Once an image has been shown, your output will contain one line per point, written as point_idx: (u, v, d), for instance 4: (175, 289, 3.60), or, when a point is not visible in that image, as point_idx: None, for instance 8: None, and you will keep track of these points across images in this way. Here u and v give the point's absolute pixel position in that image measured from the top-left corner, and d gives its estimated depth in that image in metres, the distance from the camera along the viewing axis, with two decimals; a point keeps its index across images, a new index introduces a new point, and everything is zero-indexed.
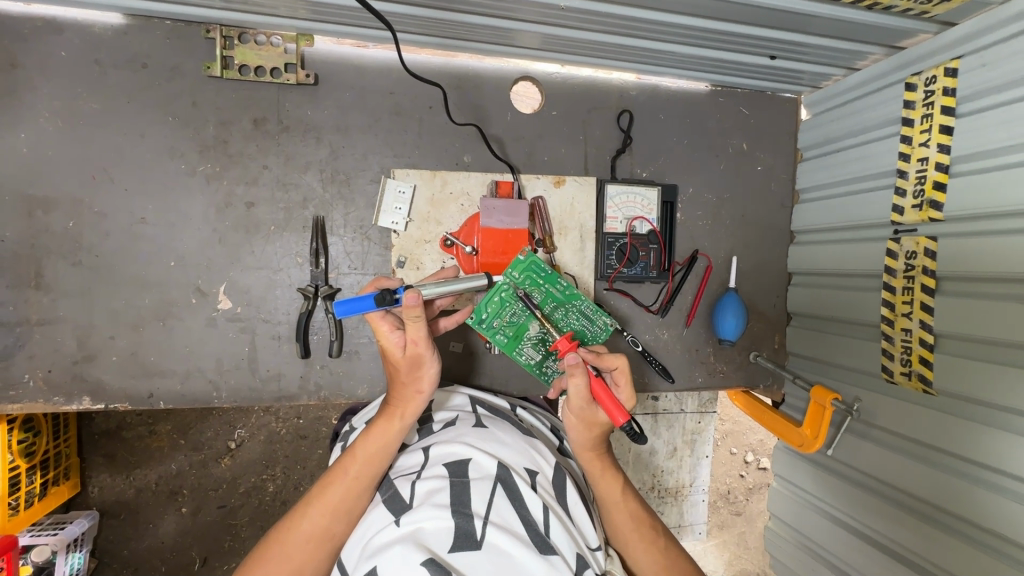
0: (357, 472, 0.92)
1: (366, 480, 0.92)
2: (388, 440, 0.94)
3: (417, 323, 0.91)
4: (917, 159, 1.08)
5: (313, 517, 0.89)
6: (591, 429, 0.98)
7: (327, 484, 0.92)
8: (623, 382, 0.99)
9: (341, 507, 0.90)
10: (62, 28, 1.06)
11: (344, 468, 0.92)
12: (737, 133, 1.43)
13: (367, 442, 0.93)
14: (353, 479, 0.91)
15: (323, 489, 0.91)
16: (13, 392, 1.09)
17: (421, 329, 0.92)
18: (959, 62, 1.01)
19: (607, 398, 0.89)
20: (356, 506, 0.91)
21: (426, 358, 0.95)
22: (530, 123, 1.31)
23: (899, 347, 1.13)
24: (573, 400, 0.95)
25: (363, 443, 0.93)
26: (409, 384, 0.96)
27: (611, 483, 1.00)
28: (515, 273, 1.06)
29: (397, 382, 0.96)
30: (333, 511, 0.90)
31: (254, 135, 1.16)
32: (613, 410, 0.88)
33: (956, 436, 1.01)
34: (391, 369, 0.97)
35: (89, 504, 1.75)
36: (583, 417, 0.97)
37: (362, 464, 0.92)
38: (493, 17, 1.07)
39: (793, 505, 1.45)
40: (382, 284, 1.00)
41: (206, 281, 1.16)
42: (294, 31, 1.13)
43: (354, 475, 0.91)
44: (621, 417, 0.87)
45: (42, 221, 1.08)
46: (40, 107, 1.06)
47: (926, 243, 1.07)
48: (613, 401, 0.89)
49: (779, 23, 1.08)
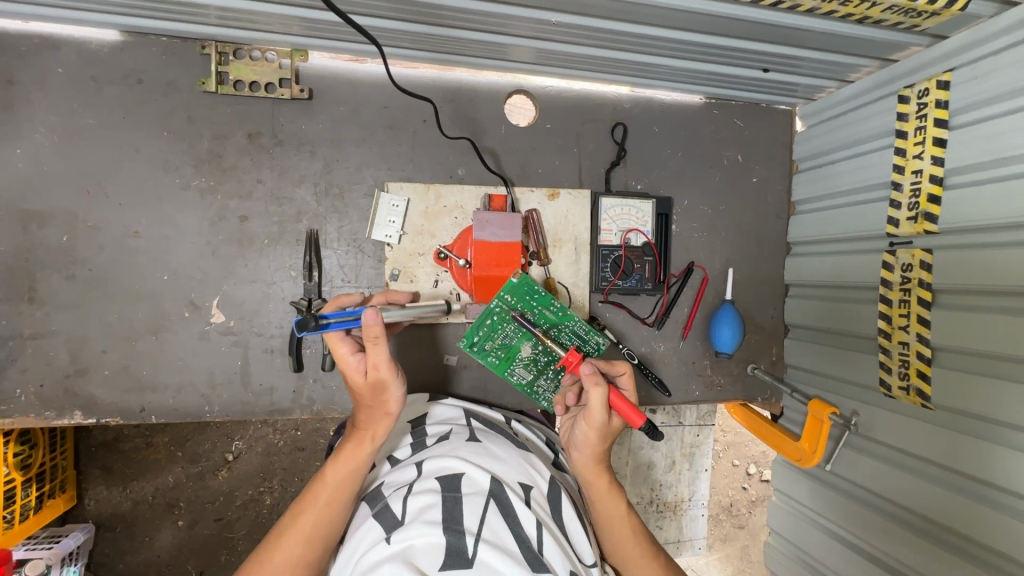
0: (328, 499, 0.91)
1: (338, 505, 0.91)
2: (357, 464, 0.93)
3: (377, 345, 0.91)
4: (912, 171, 1.08)
5: (288, 546, 0.87)
6: (603, 440, 0.96)
7: (299, 513, 0.90)
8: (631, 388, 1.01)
9: (315, 535, 0.88)
10: (59, 45, 1.07)
11: (316, 494, 0.91)
12: (732, 144, 1.43)
13: (338, 468, 0.92)
14: (324, 506, 0.90)
15: (295, 518, 0.90)
16: (5, 406, 1.09)
17: (381, 352, 0.91)
18: (950, 74, 1.01)
19: (622, 402, 0.90)
20: (328, 532, 0.89)
21: (389, 382, 0.93)
22: (524, 136, 1.31)
23: (896, 360, 1.12)
24: (591, 415, 0.92)
25: (334, 469, 0.92)
26: (375, 407, 0.94)
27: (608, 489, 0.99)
28: (508, 296, 1.08)
29: (362, 405, 0.95)
30: (306, 540, 0.88)
31: (249, 149, 1.16)
32: (631, 412, 0.89)
33: (955, 453, 0.99)
34: (357, 393, 0.96)
35: (85, 517, 1.75)
36: (600, 430, 0.95)
37: (335, 490, 0.91)
38: (485, 32, 1.08)
39: (792, 519, 1.42)
40: (342, 303, 1.04)
41: (199, 294, 1.16)
42: (289, 46, 1.14)
43: (326, 502, 0.90)
44: (639, 418, 0.88)
45: (36, 235, 1.09)
46: (37, 123, 1.07)
47: (922, 255, 1.06)
48: (629, 406, 0.90)
49: (770, 37, 1.08)
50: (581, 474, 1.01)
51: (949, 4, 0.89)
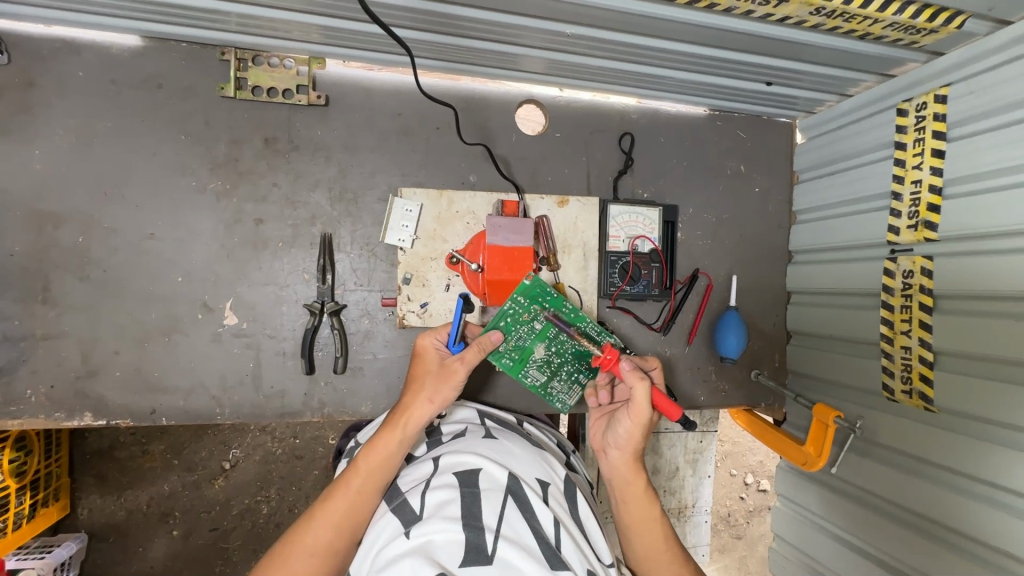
0: (360, 483, 0.92)
1: (370, 490, 0.92)
2: (392, 449, 0.94)
3: (476, 348, 1.03)
4: (912, 181, 1.12)
5: (315, 532, 0.88)
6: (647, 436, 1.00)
7: (329, 497, 0.92)
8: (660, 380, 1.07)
9: (344, 520, 0.89)
10: (80, 49, 1.09)
11: (347, 481, 0.92)
12: (735, 155, 1.47)
13: (372, 454, 0.94)
14: (356, 491, 0.91)
15: (325, 503, 0.91)
16: (14, 407, 1.08)
17: (474, 353, 1.02)
18: (948, 89, 1.06)
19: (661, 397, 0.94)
20: (357, 519, 0.90)
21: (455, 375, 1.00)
22: (534, 144, 1.34)
23: (899, 364, 1.15)
24: (637, 412, 0.96)
25: (368, 456, 0.94)
26: (426, 396, 0.99)
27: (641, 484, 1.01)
28: (521, 297, 1.09)
29: (414, 393, 1.00)
30: (336, 523, 0.89)
31: (265, 154, 1.18)
32: (669, 407, 0.92)
33: (960, 454, 1.02)
34: (417, 380, 1.02)
35: (78, 527, 1.72)
36: (644, 428, 0.98)
37: (366, 477, 0.92)
38: (500, 42, 1.11)
39: (796, 524, 1.44)
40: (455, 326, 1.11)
41: (213, 296, 1.16)
42: (306, 54, 1.16)
43: (358, 488, 0.91)
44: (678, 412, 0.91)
45: (51, 235, 1.09)
46: (55, 124, 1.08)
47: (922, 262, 1.10)
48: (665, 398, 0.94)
49: (775, 51, 1.12)
50: (618, 472, 1.03)
51: (947, 22, 0.94)
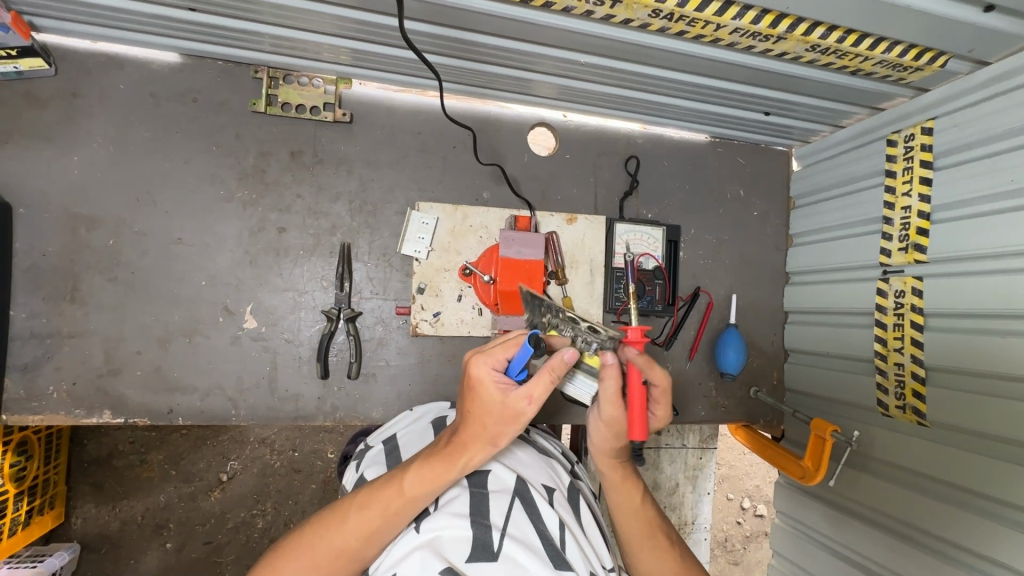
0: (398, 504, 0.84)
1: (405, 515, 0.84)
2: (441, 481, 0.84)
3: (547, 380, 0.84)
4: (901, 207, 1.19)
5: (345, 535, 0.84)
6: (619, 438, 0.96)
7: (365, 507, 0.85)
8: (662, 399, 0.95)
9: (373, 536, 0.84)
10: (124, 64, 1.16)
11: (387, 500, 0.84)
12: (735, 181, 1.55)
13: (419, 484, 0.84)
14: (393, 513, 0.84)
15: (359, 512, 0.85)
16: (36, 403, 1.11)
17: (545, 387, 0.84)
18: (933, 122, 1.14)
19: (637, 407, 0.83)
20: (388, 536, 0.85)
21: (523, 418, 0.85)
22: (545, 164, 1.41)
23: (892, 380, 1.19)
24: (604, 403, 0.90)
25: (414, 482, 0.84)
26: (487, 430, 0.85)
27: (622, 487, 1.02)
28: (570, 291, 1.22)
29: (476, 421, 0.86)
30: (363, 537, 0.84)
31: (291, 166, 1.24)
32: (636, 423, 0.82)
33: (954, 467, 1.05)
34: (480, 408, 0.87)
35: (70, 537, 1.71)
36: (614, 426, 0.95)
37: (407, 504, 0.84)
38: (517, 69, 1.19)
39: (796, 541, 1.45)
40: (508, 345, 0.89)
41: (234, 301, 1.20)
42: (334, 74, 1.24)
43: (394, 512, 0.83)
44: (639, 434, 0.82)
45: (84, 237, 1.13)
46: (96, 133, 1.14)
47: (913, 283, 1.16)
48: (640, 413, 0.83)
49: (774, 84, 1.20)
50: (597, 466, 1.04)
51: (931, 61, 1.03)
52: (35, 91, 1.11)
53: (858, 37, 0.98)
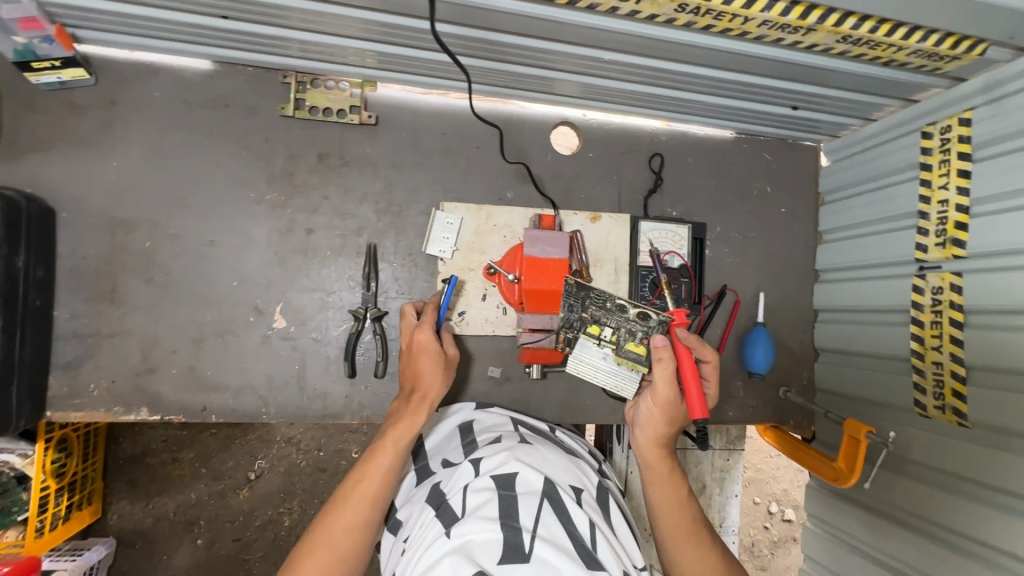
0: (387, 460, 0.98)
1: (393, 467, 0.98)
2: (411, 424, 1.01)
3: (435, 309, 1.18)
4: (937, 202, 1.15)
5: (354, 508, 0.93)
6: (669, 423, 1.06)
7: (360, 479, 0.96)
8: (712, 376, 1.14)
9: (376, 497, 0.95)
10: (160, 72, 1.19)
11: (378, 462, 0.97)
12: (761, 177, 1.52)
13: (395, 436, 1.00)
14: (385, 469, 0.97)
15: (357, 483, 0.96)
16: (77, 400, 1.15)
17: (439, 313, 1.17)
18: (971, 112, 1.10)
19: (694, 391, 0.99)
20: (388, 492, 0.96)
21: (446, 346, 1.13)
22: (568, 163, 1.41)
23: (931, 380, 1.16)
24: (659, 385, 1.03)
25: (392, 438, 1.00)
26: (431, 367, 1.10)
27: (664, 481, 1.04)
28: None
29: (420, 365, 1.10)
30: (369, 500, 0.94)
31: (318, 168, 1.26)
32: (696, 405, 0.97)
33: (996, 469, 1.02)
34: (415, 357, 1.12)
35: (107, 532, 1.76)
36: (666, 411, 1.05)
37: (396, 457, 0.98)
38: (540, 67, 1.19)
39: (828, 544, 1.42)
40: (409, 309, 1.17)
41: (264, 301, 1.23)
42: (360, 77, 1.26)
43: (385, 466, 0.97)
44: (701, 414, 0.97)
45: (122, 240, 1.17)
46: (133, 139, 1.18)
47: (952, 278, 1.12)
48: (699, 395, 0.98)
49: (802, 77, 1.18)
50: (641, 457, 1.08)
51: (969, 50, 1.00)
52: (77, 100, 1.16)
53: (891, 26, 0.96)
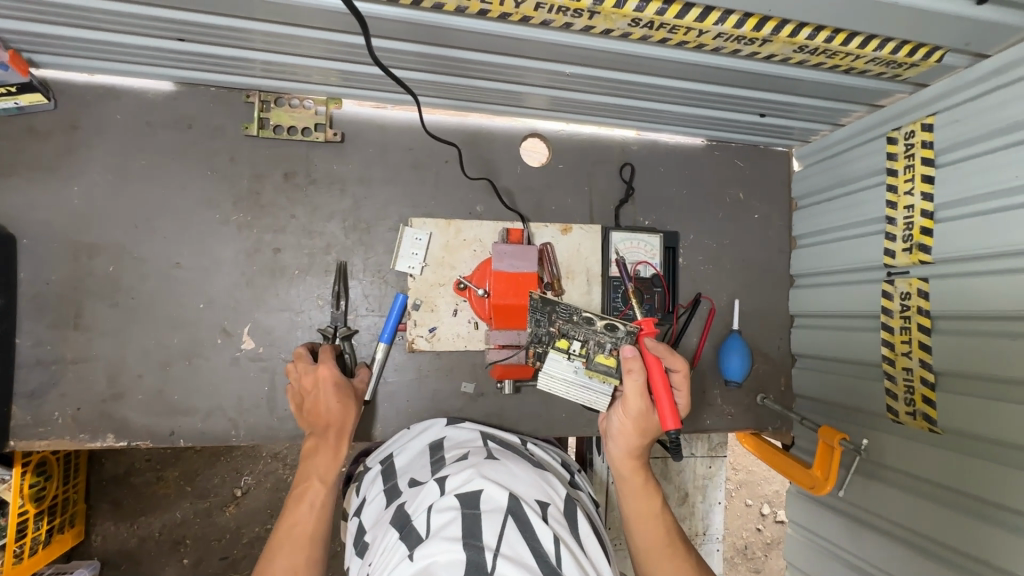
0: (320, 494, 1.01)
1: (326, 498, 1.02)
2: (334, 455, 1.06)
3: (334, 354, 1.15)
4: (904, 207, 1.15)
5: (293, 550, 0.94)
6: (642, 435, 1.03)
7: (294, 519, 0.98)
8: (684, 387, 1.08)
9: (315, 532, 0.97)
10: (121, 94, 1.18)
11: (310, 501, 0.99)
12: (734, 183, 1.52)
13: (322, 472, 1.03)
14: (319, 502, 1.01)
15: (291, 524, 0.97)
16: (43, 429, 1.13)
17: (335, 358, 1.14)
18: (933, 118, 1.10)
19: (666, 400, 0.98)
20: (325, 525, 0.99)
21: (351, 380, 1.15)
22: (538, 175, 1.40)
23: (901, 386, 1.15)
24: (630, 397, 1.01)
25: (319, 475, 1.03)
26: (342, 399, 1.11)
27: (643, 494, 1.03)
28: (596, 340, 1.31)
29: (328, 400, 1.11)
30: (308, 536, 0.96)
31: (284, 187, 1.25)
32: (667, 415, 0.97)
33: (967, 475, 1.01)
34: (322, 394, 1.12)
35: (90, 554, 1.74)
36: (639, 423, 1.02)
37: (326, 490, 1.02)
38: (505, 82, 1.18)
39: (808, 550, 1.41)
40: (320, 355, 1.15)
41: (232, 322, 1.22)
42: (324, 95, 1.25)
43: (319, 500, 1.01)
44: (673, 423, 0.97)
45: (85, 264, 1.16)
46: (94, 163, 1.17)
47: (919, 284, 1.13)
48: (670, 405, 0.97)
49: (765, 85, 1.18)
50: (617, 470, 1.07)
51: (926, 57, 1.00)
52: (36, 125, 1.15)
53: (847, 36, 0.96)
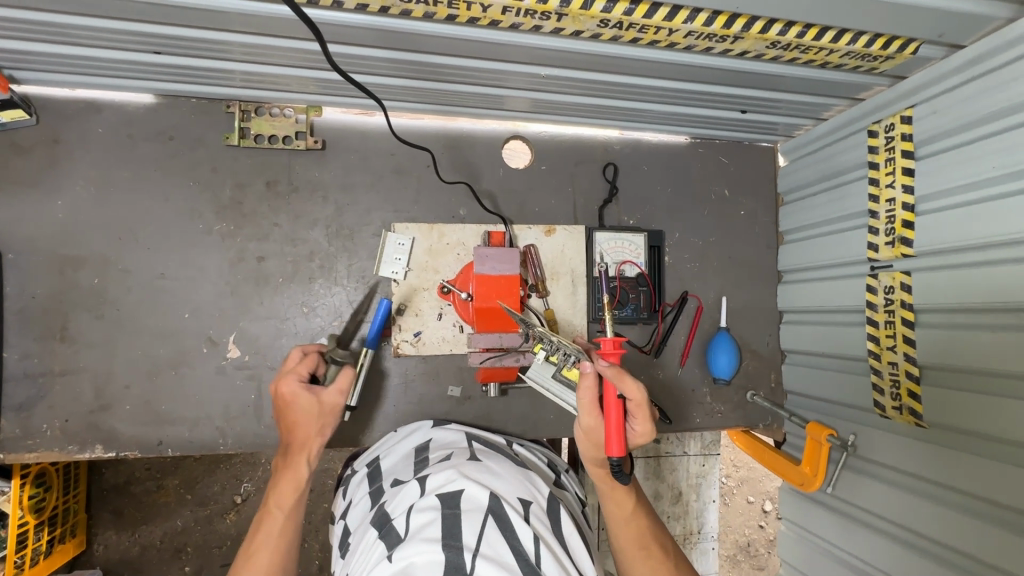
0: (282, 514, 0.98)
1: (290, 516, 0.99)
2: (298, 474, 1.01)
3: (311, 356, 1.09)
4: (886, 200, 1.15)
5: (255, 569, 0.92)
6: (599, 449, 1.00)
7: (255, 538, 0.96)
8: (642, 414, 0.97)
9: (277, 551, 0.95)
10: (102, 108, 1.20)
11: (270, 519, 0.97)
12: (719, 180, 1.52)
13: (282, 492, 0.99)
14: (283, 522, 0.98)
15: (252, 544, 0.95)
16: (32, 441, 1.14)
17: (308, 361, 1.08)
18: (912, 110, 1.10)
19: (612, 424, 0.90)
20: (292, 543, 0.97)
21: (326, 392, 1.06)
22: (521, 177, 1.41)
23: (887, 380, 1.15)
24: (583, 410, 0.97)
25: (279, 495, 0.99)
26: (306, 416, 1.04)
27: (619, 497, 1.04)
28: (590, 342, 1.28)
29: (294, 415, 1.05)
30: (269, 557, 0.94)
31: (266, 196, 1.26)
32: (612, 441, 0.90)
33: (953, 469, 1.00)
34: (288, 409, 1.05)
35: (93, 564, 1.74)
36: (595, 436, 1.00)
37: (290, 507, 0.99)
38: (483, 85, 1.19)
39: (797, 545, 1.40)
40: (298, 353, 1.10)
41: (217, 331, 1.23)
42: (304, 103, 1.26)
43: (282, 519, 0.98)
44: (615, 451, 0.90)
45: (71, 277, 1.17)
46: (77, 176, 1.18)
47: (902, 277, 1.12)
48: (616, 431, 0.90)
49: (743, 81, 1.18)
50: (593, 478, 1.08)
51: (901, 49, 0.99)
52: (19, 140, 1.16)
53: (818, 31, 0.95)
